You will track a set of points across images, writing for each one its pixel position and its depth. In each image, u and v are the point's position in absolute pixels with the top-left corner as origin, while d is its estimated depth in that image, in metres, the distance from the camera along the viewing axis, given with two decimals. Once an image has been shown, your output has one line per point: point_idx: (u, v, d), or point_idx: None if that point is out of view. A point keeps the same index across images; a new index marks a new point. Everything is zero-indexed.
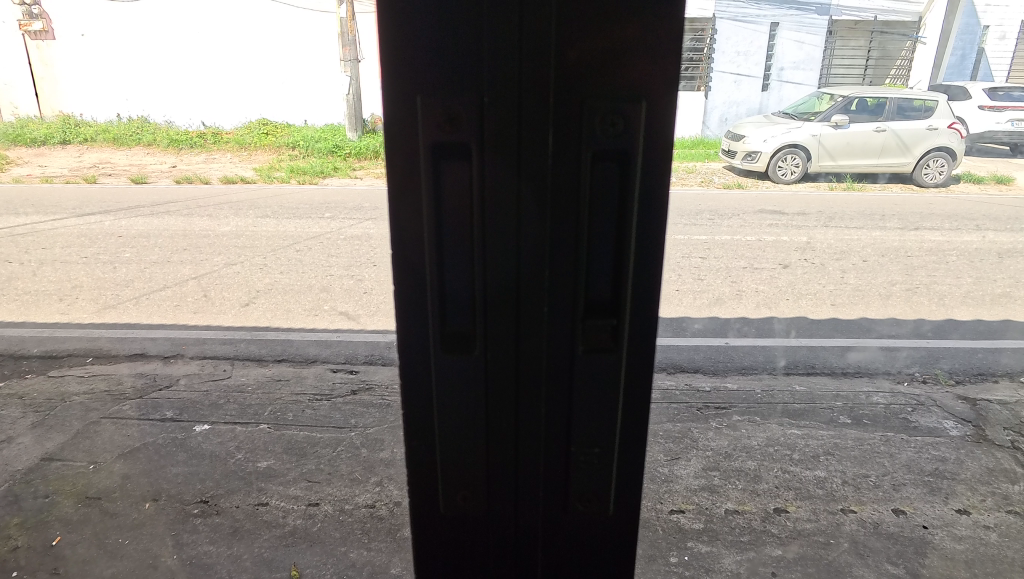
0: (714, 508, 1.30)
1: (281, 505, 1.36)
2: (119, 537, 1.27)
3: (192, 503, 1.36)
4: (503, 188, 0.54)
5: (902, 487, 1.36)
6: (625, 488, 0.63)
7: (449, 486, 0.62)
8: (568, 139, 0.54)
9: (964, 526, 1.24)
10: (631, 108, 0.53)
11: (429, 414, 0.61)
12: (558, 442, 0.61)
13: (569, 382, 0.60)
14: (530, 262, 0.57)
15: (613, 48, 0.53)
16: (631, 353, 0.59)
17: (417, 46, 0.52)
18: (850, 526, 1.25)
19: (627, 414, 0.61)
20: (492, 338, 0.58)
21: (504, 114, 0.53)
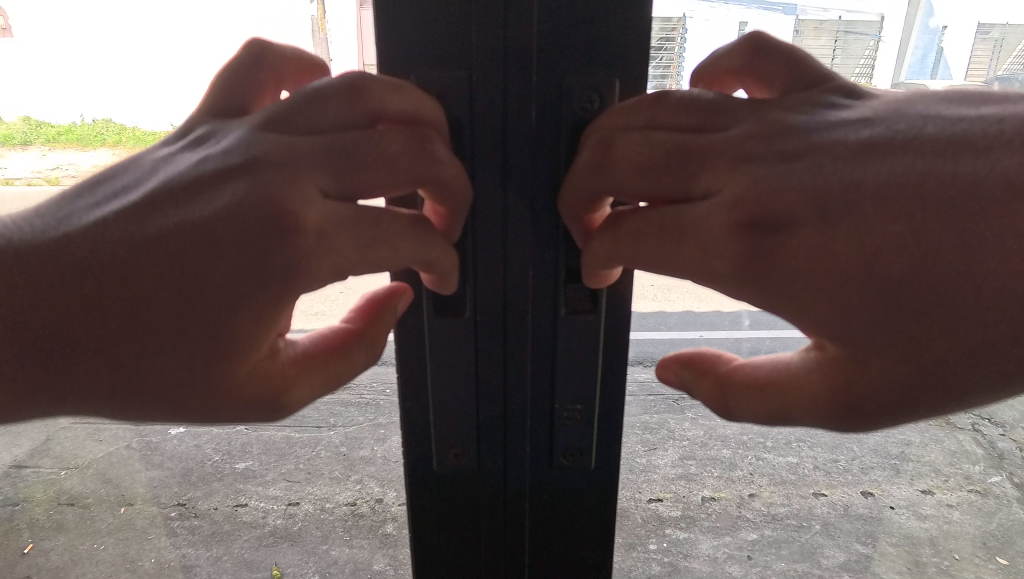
0: (691, 496, 1.30)
1: (260, 505, 1.35)
2: (93, 542, 1.33)
3: (169, 506, 1.37)
4: (489, 161, 0.66)
5: (869, 470, 1.43)
6: (602, 449, 0.80)
7: (446, 436, 0.78)
8: (551, 115, 0.65)
9: (929, 505, 1.41)
10: (606, 84, 0.65)
11: (422, 359, 0.75)
12: (543, 399, 0.77)
13: (552, 342, 0.74)
14: (515, 225, 0.69)
15: (588, 33, 0.64)
16: (607, 316, 0.73)
17: (408, 28, 0.63)
18: (822, 509, 1.34)
19: (604, 374, 0.76)
20: (479, 303, 0.72)
21: (489, 92, 0.64)
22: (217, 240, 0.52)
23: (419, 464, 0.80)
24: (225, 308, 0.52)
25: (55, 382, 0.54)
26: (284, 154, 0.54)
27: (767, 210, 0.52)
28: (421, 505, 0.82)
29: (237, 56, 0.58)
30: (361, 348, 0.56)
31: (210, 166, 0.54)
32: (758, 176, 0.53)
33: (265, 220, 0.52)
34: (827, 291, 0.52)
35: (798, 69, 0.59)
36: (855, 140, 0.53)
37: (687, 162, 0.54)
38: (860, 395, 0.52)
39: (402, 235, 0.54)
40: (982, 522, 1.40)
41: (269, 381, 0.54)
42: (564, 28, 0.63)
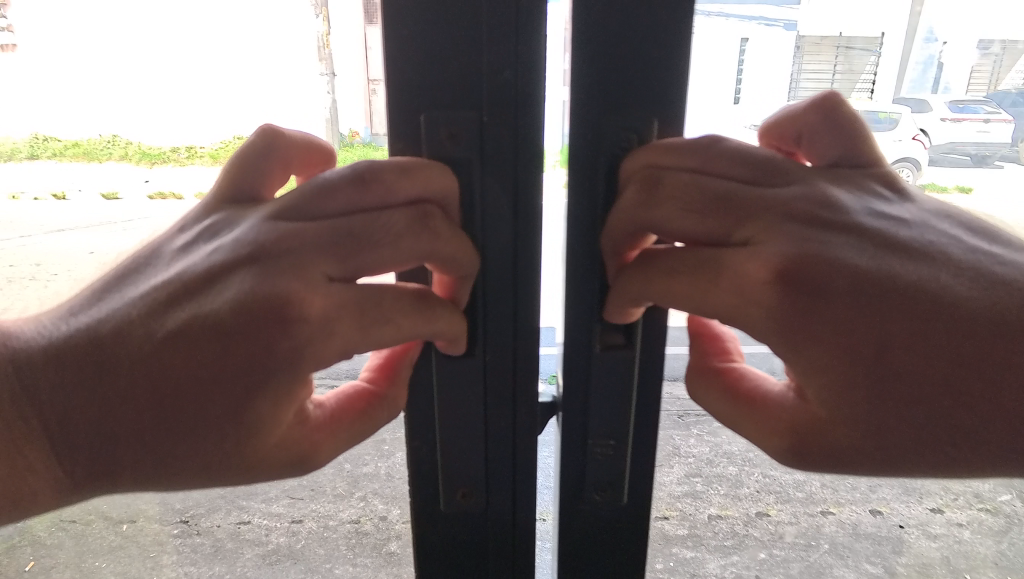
0: (698, 515, 1.28)
1: (262, 523, 1.31)
2: (96, 560, 1.34)
3: (173, 521, 1.32)
4: (501, 191, 0.75)
5: (878, 487, 1.33)
6: (633, 482, 0.91)
7: (454, 479, 0.89)
8: (587, 151, 0.75)
9: (939, 524, 1.34)
10: (642, 127, 0.75)
11: (432, 401, 0.84)
12: (578, 435, 0.88)
13: (587, 386, 0.85)
14: (523, 250, 0.78)
15: (624, 80, 0.74)
16: (641, 351, 0.83)
17: (428, 75, 0.72)
18: (829, 529, 1.31)
19: (635, 418, 0.87)
20: (487, 337, 0.81)
21: (502, 128, 0.73)
22: (227, 335, 0.60)
23: (429, 500, 0.90)
24: (245, 393, 0.61)
25: (99, 470, 0.61)
26: (290, 242, 0.62)
27: (807, 271, 0.61)
28: (430, 540, 0.92)
29: (247, 143, 0.67)
30: (383, 408, 0.72)
31: (220, 258, 0.63)
32: (801, 235, 0.63)
33: (269, 314, 0.60)
34: (825, 348, 0.60)
35: (855, 148, 0.69)
36: (891, 237, 0.63)
37: (735, 211, 0.65)
38: (813, 445, 0.63)
39: (402, 311, 0.65)
40: (993, 542, 1.35)
41: (297, 446, 0.66)
42: (603, 93, 0.74)
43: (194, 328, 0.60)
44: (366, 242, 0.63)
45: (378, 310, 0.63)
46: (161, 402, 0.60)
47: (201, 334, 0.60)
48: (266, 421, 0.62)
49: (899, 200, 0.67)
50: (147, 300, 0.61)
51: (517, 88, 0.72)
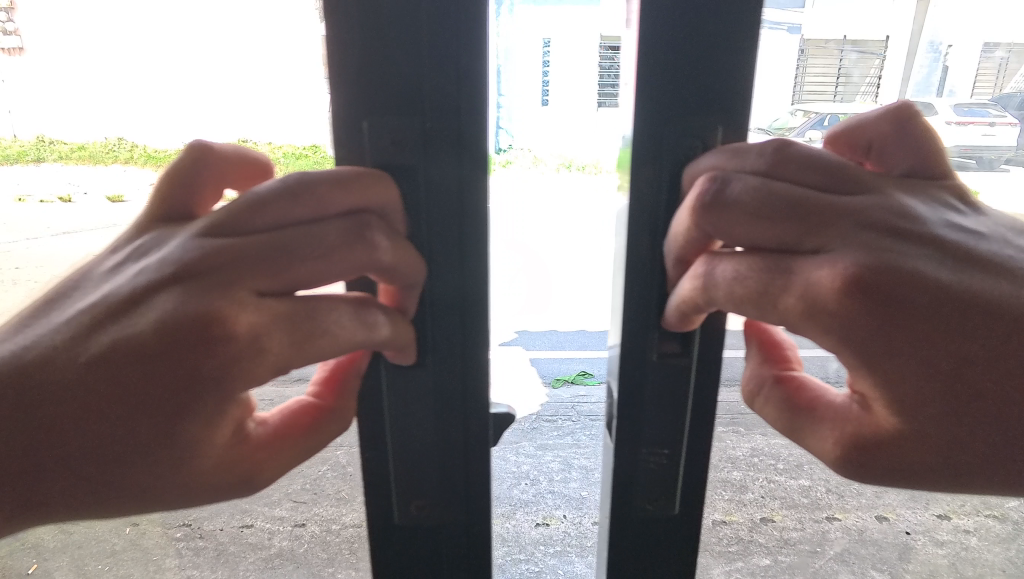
0: None
1: (265, 526, 1.33)
2: (98, 563, 1.33)
3: (174, 526, 1.34)
4: (444, 200, 0.76)
5: (884, 493, 1.33)
6: (686, 491, 0.90)
7: (406, 486, 0.89)
8: (654, 155, 0.75)
9: (947, 531, 1.34)
10: (709, 135, 0.75)
11: (382, 408, 0.84)
12: (631, 443, 0.87)
13: (642, 394, 0.85)
14: (466, 258, 0.79)
15: (696, 85, 0.74)
16: (696, 361, 0.83)
17: (372, 85, 0.73)
18: (834, 535, 1.31)
19: (688, 427, 0.87)
20: (434, 342, 0.82)
21: (444, 137, 0.75)
22: (158, 359, 0.57)
23: (384, 512, 0.90)
24: (177, 417, 0.58)
25: (31, 501, 0.58)
26: (217, 260, 0.59)
27: (884, 281, 0.57)
28: (387, 550, 0.92)
29: (176, 159, 0.64)
30: (331, 420, 0.70)
31: (143, 280, 0.60)
32: (876, 244, 0.59)
33: (192, 335, 0.57)
34: (901, 360, 0.57)
35: (929, 158, 0.66)
36: (968, 252, 0.60)
37: (810, 216, 0.60)
38: (879, 459, 0.59)
39: (339, 321, 0.62)
40: (1000, 549, 1.36)
41: (237, 467, 0.62)
42: (668, 101, 0.74)
43: (120, 353, 0.57)
44: (303, 252, 0.60)
45: (312, 324, 0.61)
46: (90, 432, 0.57)
47: (129, 359, 0.57)
48: (205, 443, 0.60)
49: (972, 214, 0.64)
50: (72, 327, 0.59)
51: (458, 88, 0.74)
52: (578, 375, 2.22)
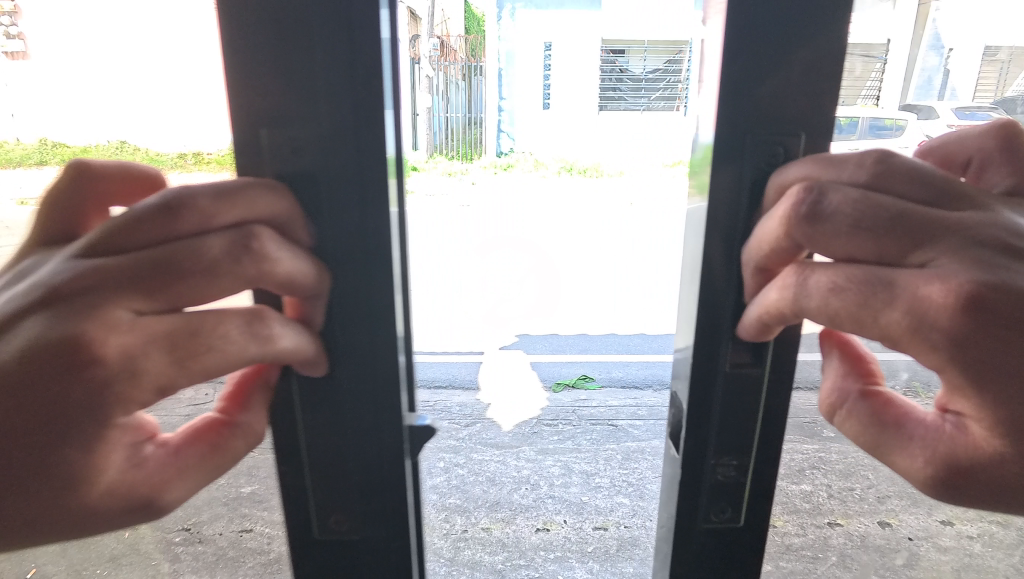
0: None
1: None
2: (96, 568, 1.29)
3: (173, 529, 1.32)
4: (347, 210, 0.64)
5: (886, 499, 1.30)
6: (756, 504, 0.77)
7: (326, 504, 0.76)
8: (729, 162, 0.63)
9: (949, 537, 1.32)
10: (791, 141, 0.63)
11: (296, 423, 0.72)
12: (698, 453, 0.74)
13: (711, 402, 0.72)
14: (373, 275, 0.67)
15: (773, 81, 0.62)
16: (770, 368, 0.71)
17: (269, 82, 0.62)
18: (837, 540, 1.35)
19: (763, 435, 0.74)
20: (344, 364, 0.70)
21: (345, 140, 0.63)
22: (26, 389, 0.49)
23: (308, 530, 0.78)
24: (50, 444, 0.50)
25: None
26: (83, 279, 0.50)
27: (1006, 303, 0.47)
28: (306, 571, 0.80)
29: (57, 181, 0.59)
30: (239, 436, 0.59)
31: (7, 306, 0.51)
32: (995, 261, 0.48)
33: (57, 362, 0.49)
34: (1020, 386, 0.47)
35: None
36: None
37: (921, 230, 0.49)
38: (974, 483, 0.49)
39: (225, 335, 0.51)
40: (1003, 555, 1.29)
41: (132, 491, 0.53)
42: (760, 105, 0.62)
43: None
44: (183, 269, 0.49)
45: (197, 340, 0.50)
46: None
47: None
48: (91, 471, 0.51)
49: None
50: None
51: (350, 82, 0.62)
52: (578, 381, 2.20)
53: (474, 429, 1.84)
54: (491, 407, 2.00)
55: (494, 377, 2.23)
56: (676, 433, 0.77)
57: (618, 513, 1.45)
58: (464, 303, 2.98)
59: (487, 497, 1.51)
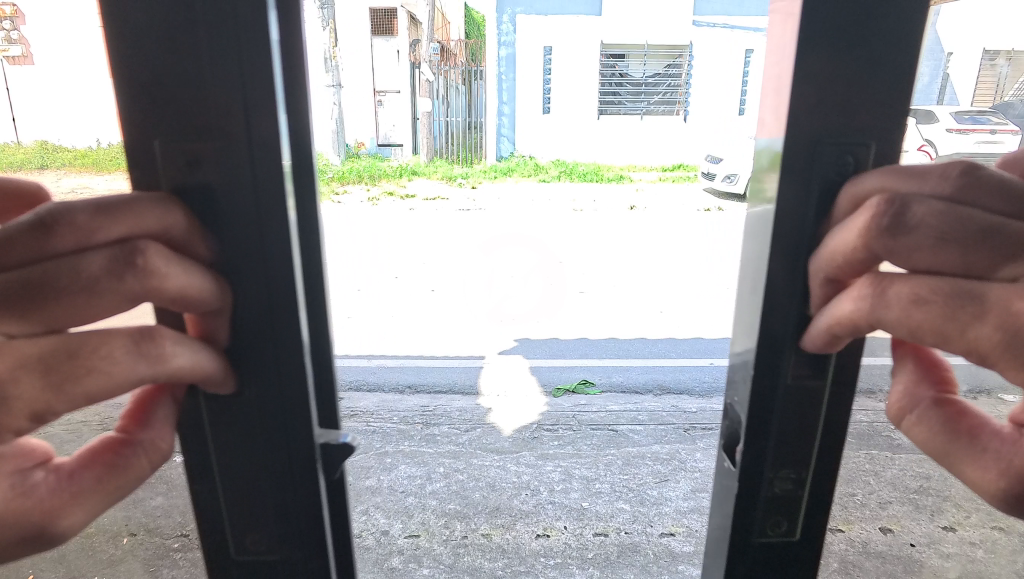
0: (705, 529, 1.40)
1: None
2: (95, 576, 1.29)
3: None
4: (248, 229, 0.48)
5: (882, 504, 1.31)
6: (816, 520, 0.59)
7: (243, 531, 0.58)
8: (792, 173, 0.48)
9: (952, 543, 1.31)
10: (862, 150, 0.47)
11: (204, 439, 0.55)
12: (750, 462, 0.56)
13: (767, 406, 0.55)
14: (283, 309, 0.51)
15: (847, 66, 0.46)
16: (837, 378, 0.54)
17: (145, 64, 0.46)
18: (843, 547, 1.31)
19: (830, 442, 0.56)
20: (257, 404, 0.53)
21: (238, 140, 0.47)
22: None
23: (219, 552, 0.60)
24: None
25: None
26: None
27: None
28: None
29: None
30: (140, 452, 0.43)
31: None
32: None
33: None
34: None
35: None
36: None
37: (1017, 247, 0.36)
38: None
39: (111, 350, 0.38)
40: None
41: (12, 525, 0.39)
42: (837, 97, 0.47)
43: None
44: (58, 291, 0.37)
45: (75, 361, 0.38)
46: None
47: None
48: None
49: None
50: None
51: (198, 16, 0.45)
52: (578, 387, 2.19)
53: (473, 435, 1.84)
54: (491, 413, 1.99)
55: (494, 382, 2.22)
56: (732, 443, 0.59)
57: (619, 519, 1.44)
58: (465, 308, 2.99)
59: (487, 503, 1.50)
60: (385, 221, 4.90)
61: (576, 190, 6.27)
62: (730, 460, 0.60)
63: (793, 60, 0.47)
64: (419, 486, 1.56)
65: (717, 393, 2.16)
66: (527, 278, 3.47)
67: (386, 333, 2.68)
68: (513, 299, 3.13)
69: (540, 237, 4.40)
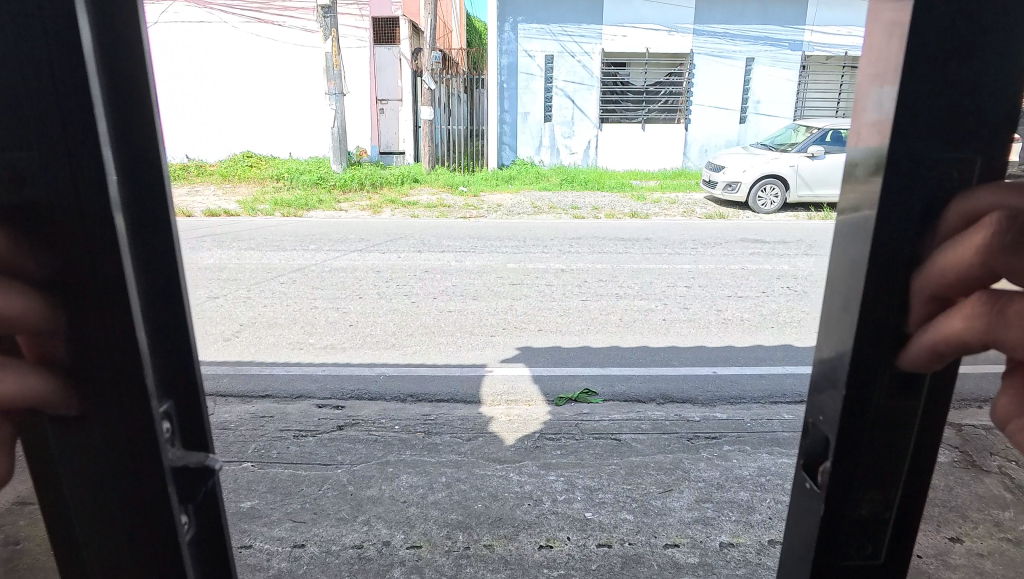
0: (709, 540, 1.39)
1: (264, 547, 1.37)
2: None
3: None
4: (72, 245, 0.46)
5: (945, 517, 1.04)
6: (900, 541, 0.57)
7: (99, 559, 0.55)
8: (892, 187, 0.45)
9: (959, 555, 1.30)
10: (968, 160, 0.45)
11: (51, 467, 0.52)
12: (837, 487, 0.53)
13: (858, 429, 0.52)
14: (120, 325, 0.48)
15: (954, 70, 0.44)
16: (929, 398, 0.51)
17: None
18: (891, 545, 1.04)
19: (917, 460, 0.54)
20: (98, 428, 0.50)
21: (57, 151, 0.45)
22: None
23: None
24: None
25: None
26: None
27: None
28: None
29: None
30: None
31: None
32: None
33: None
34: None
35: None
36: None
37: None
38: None
39: None
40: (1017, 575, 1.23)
41: None
42: (944, 103, 0.44)
43: None
44: None
45: None
46: None
47: None
48: None
49: None
50: None
51: (12, 8, 0.43)
52: (580, 396, 2.18)
53: (476, 444, 1.83)
54: (493, 422, 1.98)
55: (496, 391, 2.22)
56: (813, 461, 0.55)
57: (622, 530, 1.43)
58: (466, 316, 3.00)
59: (489, 513, 1.49)
60: (386, 229, 4.91)
61: (577, 198, 6.29)
62: (811, 480, 0.56)
63: (899, 60, 0.44)
64: (421, 496, 1.55)
65: (720, 402, 2.15)
66: (528, 285, 3.47)
67: (390, 340, 2.70)
68: (514, 308, 3.13)
69: (541, 245, 4.40)
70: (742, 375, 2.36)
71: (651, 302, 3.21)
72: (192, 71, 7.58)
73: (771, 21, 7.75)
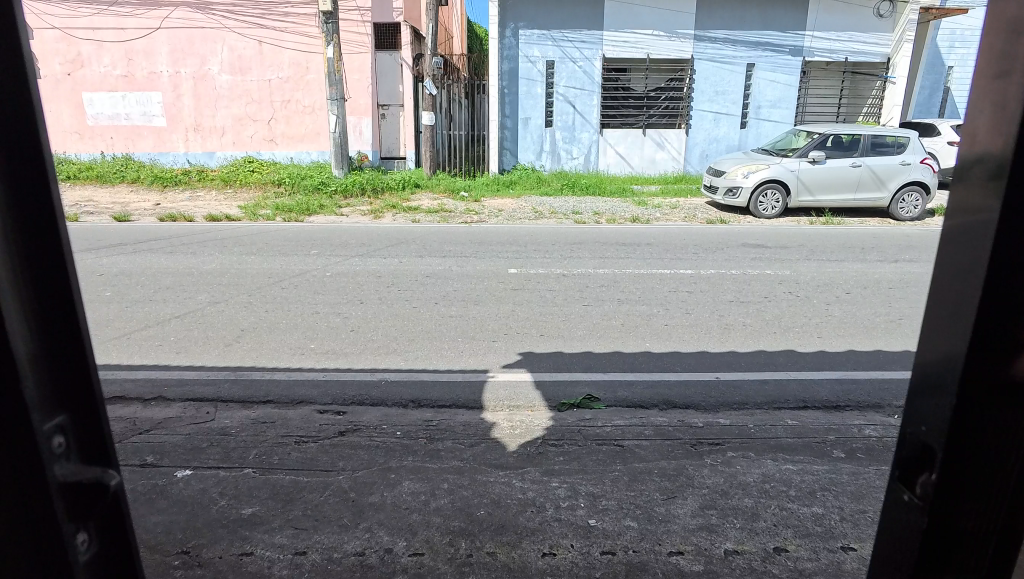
0: (714, 548, 1.38)
1: (265, 554, 1.36)
2: None
3: (173, 554, 1.36)
4: None
5: None
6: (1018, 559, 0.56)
7: None
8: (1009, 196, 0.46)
9: None
10: None
11: None
12: (944, 498, 0.53)
13: (968, 437, 0.52)
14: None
15: None
16: None
17: None
18: None
19: None
20: None
21: None
22: None
23: None
24: None
25: None
26: None
27: None
28: None
29: None
30: None
31: None
32: None
33: None
34: None
35: None
36: None
37: None
38: None
39: None
40: None
41: None
42: None
43: None
44: None
45: None
46: None
47: None
48: None
49: None
50: None
51: None
52: (583, 401, 2.17)
53: (478, 450, 1.82)
54: (496, 428, 1.98)
55: (498, 397, 2.21)
56: (911, 473, 0.56)
57: (626, 537, 1.42)
58: (468, 321, 3.00)
59: (492, 520, 1.48)
60: (387, 234, 4.92)
61: (577, 203, 6.30)
62: (909, 493, 0.56)
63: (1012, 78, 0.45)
64: (423, 502, 1.55)
65: (723, 407, 2.14)
66: (529, 291, 3.47)
67: (392, 345, 2.70)
68: (516, 313, 3.12)
69: (541, 250, 4.40)
70: (745, 380, 2.35)
71: (653, 307, 3.22)
72: (193, 77, 7.61)
73: (771, 27, 7.78)
